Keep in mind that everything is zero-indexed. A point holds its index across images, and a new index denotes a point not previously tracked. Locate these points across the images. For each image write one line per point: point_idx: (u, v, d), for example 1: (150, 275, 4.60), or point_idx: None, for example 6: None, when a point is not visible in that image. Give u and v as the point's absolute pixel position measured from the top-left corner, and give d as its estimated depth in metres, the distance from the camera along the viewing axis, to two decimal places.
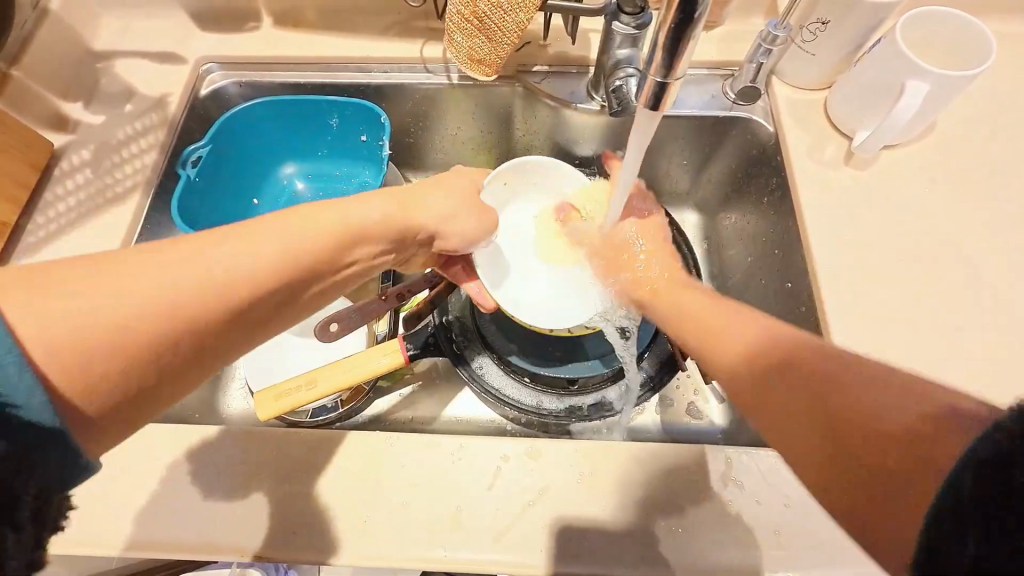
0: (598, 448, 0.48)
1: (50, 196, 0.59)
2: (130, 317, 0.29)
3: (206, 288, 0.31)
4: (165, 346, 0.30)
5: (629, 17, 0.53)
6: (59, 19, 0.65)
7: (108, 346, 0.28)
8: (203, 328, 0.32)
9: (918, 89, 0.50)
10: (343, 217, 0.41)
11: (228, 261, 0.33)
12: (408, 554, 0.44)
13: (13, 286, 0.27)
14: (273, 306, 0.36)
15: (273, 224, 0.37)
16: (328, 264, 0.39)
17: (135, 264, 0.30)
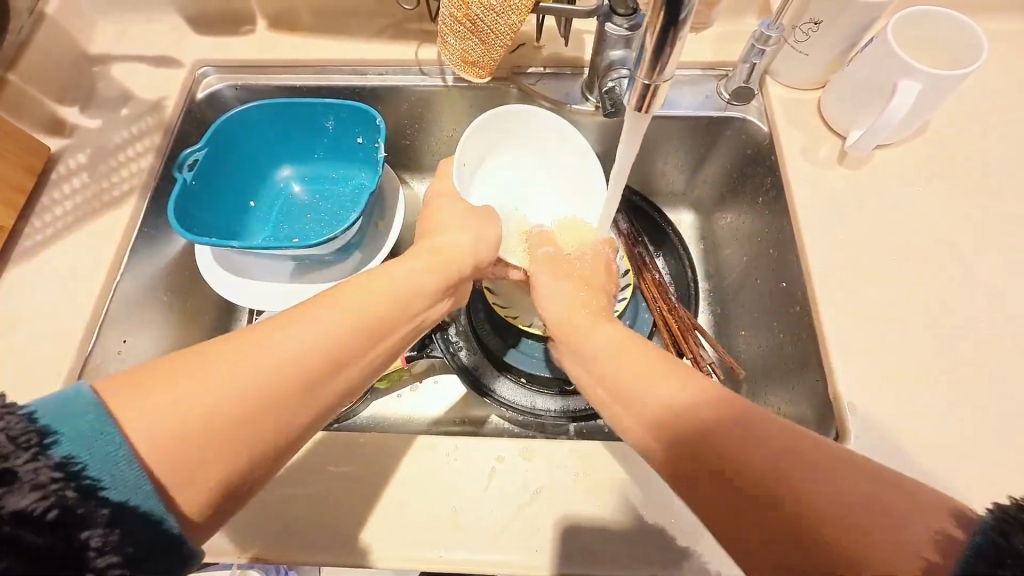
0: (593, 448, 0.48)
1: (47, 201, 0.59)
2: (224, 406, 0.31)
3: (278, 370, 0.33)
4: (253, 433, 0.32)
5: (622, 18, 0.53)
6: (56, 23, 0.65)
7: (209, 438, 0.30)
8: (283, 409, 0.33)
9: (910, 89, 0.50)
10: (392, 282, 0.42)
11: (299, 339, 0.35)
12: (406, 554, 0.44)
13: (119, 392, 0.30)
14: (343, 375, 0.37)
15: (334, 300, 0.38)
16: (388, 327, 0.40)
17: (223, 355, 0.32)
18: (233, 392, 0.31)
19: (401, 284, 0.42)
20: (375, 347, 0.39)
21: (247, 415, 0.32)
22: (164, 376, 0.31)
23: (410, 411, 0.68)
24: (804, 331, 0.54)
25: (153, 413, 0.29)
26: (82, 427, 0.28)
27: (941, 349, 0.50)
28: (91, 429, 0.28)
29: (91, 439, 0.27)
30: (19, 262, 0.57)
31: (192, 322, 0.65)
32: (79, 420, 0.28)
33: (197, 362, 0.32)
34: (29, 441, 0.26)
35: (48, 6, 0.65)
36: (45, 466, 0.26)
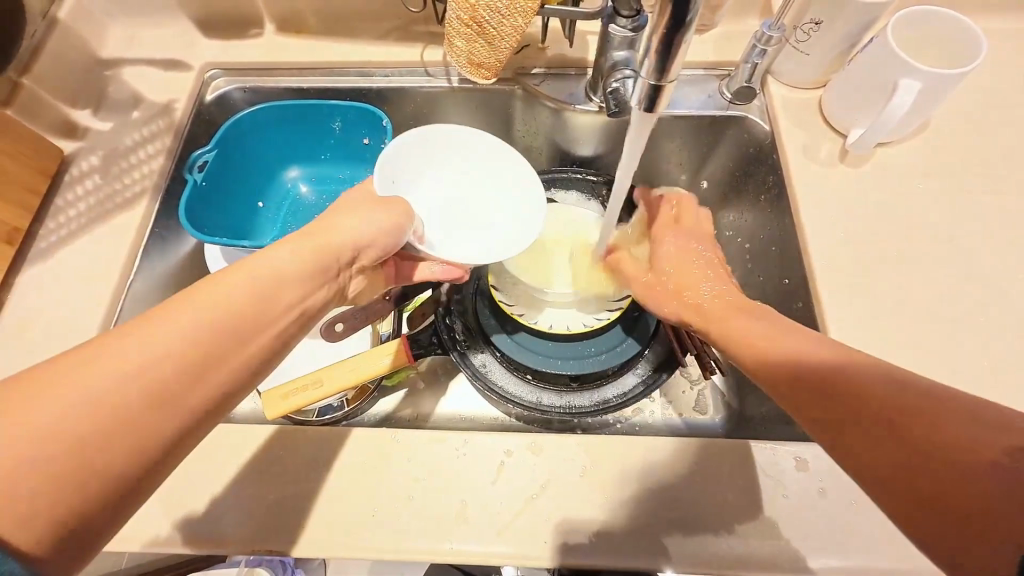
0: (600, 442, 0.49)
1: (60, 202, 0.60)
2: (53, 431, 0.26)
3: (122, 379, 0.29)
4: (99, 458, 0.28)
5: (626, 19, 0.54)
6: (67, 27, 0.66)
7: (33, 471, 0.26)
8: (137, 425, 0.29)
9: (911, 87, 0.51)
10: (262, 269, 0.37)
11: (149, 345, 0.30)
12: (416, 545, 0.45)
13: None
14: (210, 375, 0.32)
15: (187, 297, 0.33)
16: (262, 318, 0.35)
17: (53, 376, 0.28)
18: (61, 415, 0.27)
19: (270, 271, 0.37)
20: (248, 342, 0.34)
21: (84, 440, 0.27)
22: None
23: (415, 409, 0.69)
24: (806, 327, 0.55)
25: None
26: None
27: (941, 345, 0.51)
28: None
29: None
30: (34, 262, 0.58)
31: None
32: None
33: (16, 389, 0.27)
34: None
35: (61, 12, 0.65)
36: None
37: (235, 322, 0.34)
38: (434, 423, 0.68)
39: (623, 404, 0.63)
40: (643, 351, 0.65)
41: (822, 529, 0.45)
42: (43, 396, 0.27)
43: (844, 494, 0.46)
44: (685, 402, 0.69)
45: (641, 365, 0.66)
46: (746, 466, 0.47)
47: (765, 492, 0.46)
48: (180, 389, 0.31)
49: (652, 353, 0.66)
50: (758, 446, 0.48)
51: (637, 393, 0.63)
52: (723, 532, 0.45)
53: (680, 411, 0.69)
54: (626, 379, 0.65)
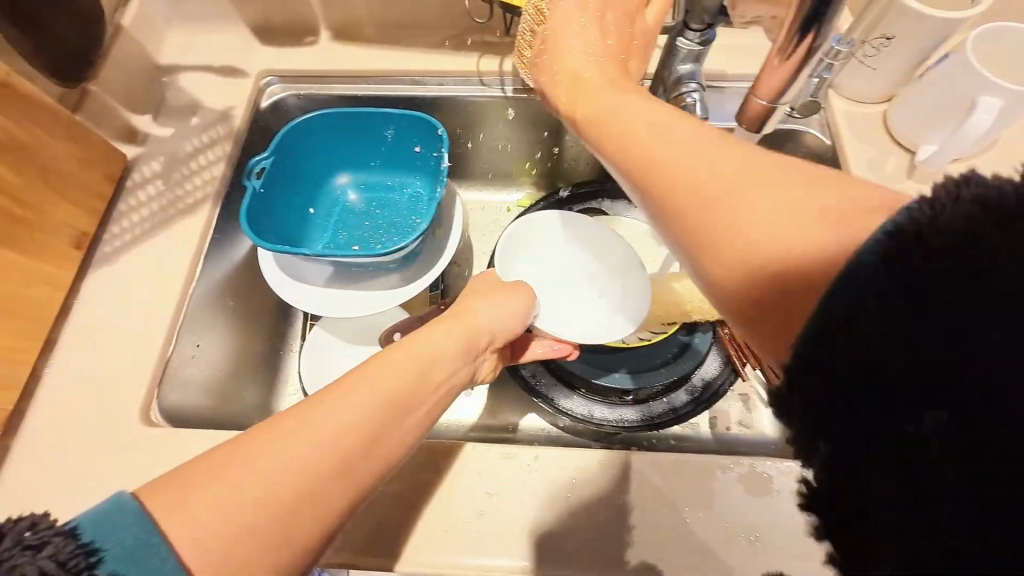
0: (672, 462, 0.48)
1: (124, 207, 0.61)
2: (264, 498, 0.31)
3: (318, 454, 0.33)
4: (289, 527, 0.31)
5: (695, 33, 0.53)
6: (130, 35, 0.67)
7: (247, 534, 0.30)
8: (313, 498, 0.33)
9: (992, 104, 0.50)
10: (422, 347, 0.44)
11: (335, 422, 0.35)
12: (490, 561, 0.45)
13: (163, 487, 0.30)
14: (370, 451, 0.36)
15: (363, 372, 0.39)
16: (420, 396, 0.40)
17: (259, 445, 0.32)
18: (269, 483, 0.31)
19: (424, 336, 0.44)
20: (409, 415, 0.39)
21: (277, 515, 0.31)
22: (195, 479, 0.31)
23: (461, 418, 0.69)
24: None
25: (198, 504, 0.30)
26: (123, 527, 0.28)
27: None
28: (137, 541, 0.28)
29: (136, 554, 0.27)
30: (99, 268, 0.58)
31: (257, 327, 0.66)
32: (123, 533, 0.28)
33: (236, 453, 0.32)
34: (76, 565, 0.26)
35: (125, 19, 0.67)
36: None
37: (400, 394, 0.39)
38: (484, 433, 0.68)
39: (676, 419, 0.62)
40: (695, 367, 0.65)
41: None
42: (247, 470, 0.31)
43: None
44: (736, 416, 0.68)
45: (693, 382, 0.65)
46: None
47: None
48: (352, 463, 0.35)
49: (705, 368, 0.65)
50: None
51: (688, 409, 0.63)
52: (802, 557, 0.44)
53: (728, 424, 0.68)
54: (676, 395, 0.64)
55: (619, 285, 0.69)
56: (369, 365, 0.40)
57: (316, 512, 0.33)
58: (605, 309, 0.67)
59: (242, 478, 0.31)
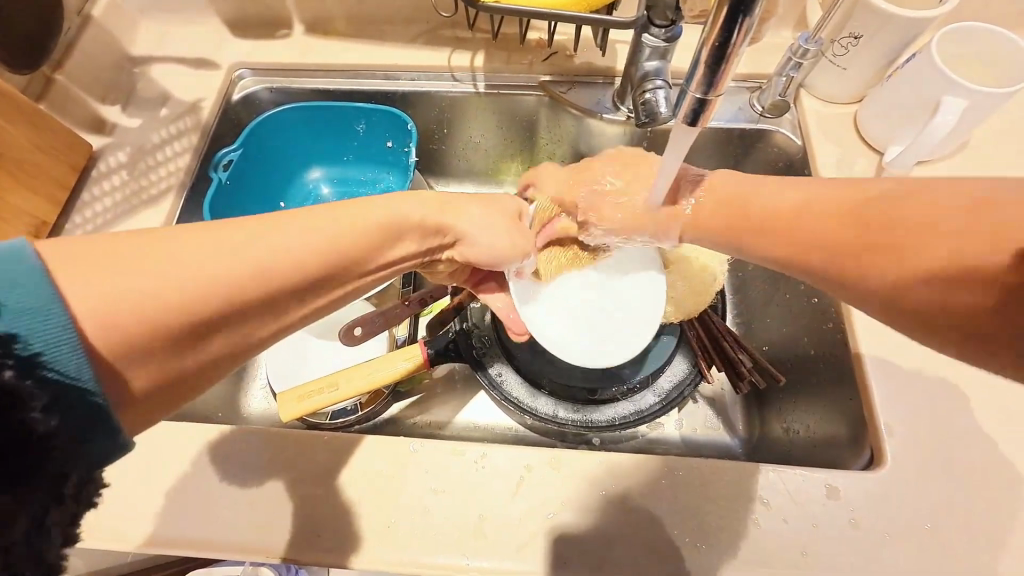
0: (624, 461, 0.48)
1: (87, 196, 0.61)
2: (178, 299, 0.28)
3: (250, 273, 0.31)
4: (186, 377, 0.31)
5: (660, 30, 0.53)
6: (100, 25, 0.67)
7: (151, 339, 0.28)
8: (219, 357, 0.32)
9: (954, 105, 0.50)
10: (386, 211, 0.41)
11: (276, 246, 0.32)
12: (434, 560, 0.44)
13: (64, 263, 0.26)
14: (303, 289, 0.34)
15: (322, 212, 0.36)
16: (367, 256, 0.39)
17: (191, 243, 0.30)
18: (185, 290, 0.28)
19: (393, 218, 0.41)
20: (356, 269, 0.38)
21: (202, 316, 0.29)
22: (111, 260, 0.27)
23: (429, 416, 0.68)
24: (837, 349, 0.55)
25: (101, 292, 0.26)
26: (18, 278, 0.24)
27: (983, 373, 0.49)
28: (36, 299, 0.24)
29: (35, 316, 0.24)
30: None
31: None
32: (21, 289, 0.24)
33: (154, 247, 0.29)
34: None
35: (95, 9, 0.66)
36: None
37: (352, 246, 0.37)
38: (449, 431, 0.67)
39: (640, 420, 0.61)
40: (663, 368, 0.63)
41: (854, 561, 0.43)
42: (183, 256, 0.29)
43: (881, 527, 0.44)
44: (706, 419, 0.67)
45: (660, 384, 0.63)
46: (775, 491, 0.46)
47: (792, 519, 0.45)
48: (280, 295, 0.33)
49: (673, 369, 0.64)
50: (787, 471, 0.47)
51: (653, 410, 0.62)
52: (749, 561, 0.43)
53: (695, 427, 0.66)
54: (643, 397, 0.63)
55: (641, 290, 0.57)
56: (330, 209, 0.37)
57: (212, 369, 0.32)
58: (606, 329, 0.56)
59: (174, 264, 0.28)
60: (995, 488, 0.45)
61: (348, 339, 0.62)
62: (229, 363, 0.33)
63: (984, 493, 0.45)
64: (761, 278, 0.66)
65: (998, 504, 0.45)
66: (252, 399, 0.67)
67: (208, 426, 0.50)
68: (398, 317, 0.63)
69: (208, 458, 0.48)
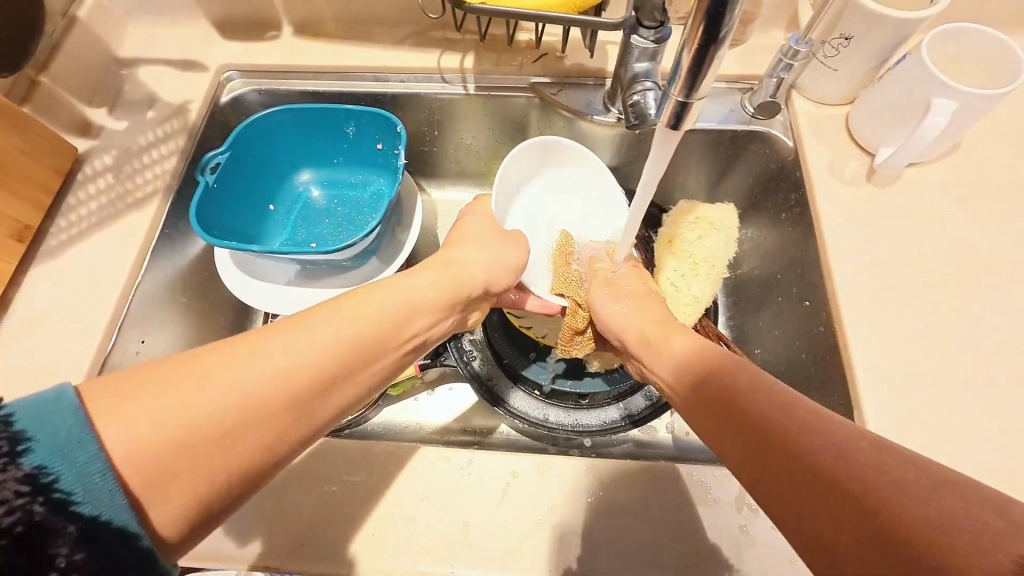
0: (611, 467, 0.47)
1: (72, 201, 0.60)
2: (198, 416, 0.29)
3: (269, 378, 0.32)
4: (218, 495, 0.30)
5: (648, 30, 0.52)
6: (86, 26, 0.66)
7: (176, 460, 0.28)
8: (252, 469, 0.32)
9: (945, 107, 0.49)
10: (403, 292, 0.43)
11: (291, 350, 0.34)
12: (420, 568, 0.43)
13: (98, 393, 0.28)
14: (326, 383, 0.35)
15: (335, 309, 0.38)
16: (388, 343, 0.40)
17: (216, 360, 0.32)
18: (209, 406, 0.30)
19: (410, 295, 0.43)
20: (378, 358, 0.39)
21: (226, 428, 0.30)
22: (140, 388, 0.29)
23: (421, 420, 0.68)
24: (829, 353, 0.53)
25: (128, 420, 0.28)
26: (56, 417, 0.26)
27: (974, 376, 0.48)
28: (69, 436, 0.26)
29: (68, 447, 0.26)
30: (43, 261, 0.57)
31: (209, 323, 0.65)
32: (53, 425, 0.26)
33: (181, 369, 0.31)
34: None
35: (81, 11, 0.66)
36: (11, 479, 0.24)
37: (368, 335, 0.38)
38: (440, 434, 0.67)
39: (632, 425, 0.61)
40: None
41: None
42: (207, 376, 0.31)
43: None
44: None
45: (653, 387, 0.63)
46: None
47: None
48: (302, 395, 0.33)
49: None
50: None
51: (645, 414, 0.61)
52: (739, 568, 0.43)
53: (687, 430, 0.66)
54: (634, 401, 0.62)
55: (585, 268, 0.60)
56: (343, 302, 0.39)
57: (245, 484, 0.32)
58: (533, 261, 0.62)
59: (198, 386, 0.30)
60: None
61: None
62: (266, 475, 0.33)
63: None
64: (757, 279, 0.65)
65: None
66: None
67: None
68: None
69: None
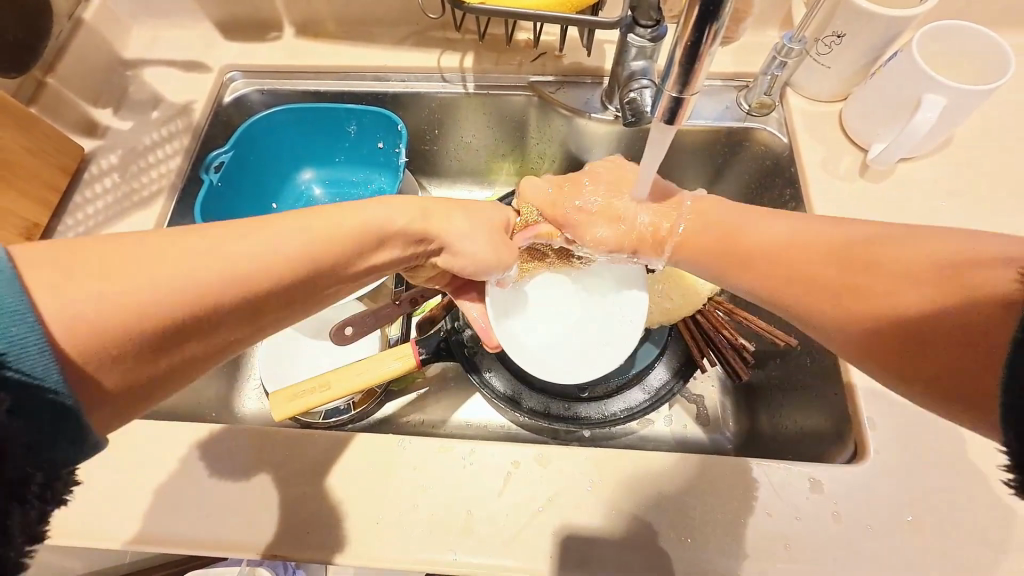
0: (609, 457, 0.48)
1: (79, 200, 0.61)
2: (147, 300, 0.28)
3: (227, 274, 0.32)
4: (157, 376, 0.31)
5: (645, 29, 0.53)
6: (92, 28, 0.68)
7: (121, 340, 0.28)
8: (195, 357, 0.32)
9: (935, 103, 0.50)
10: (377, 215, 0.42)
11: (252, 248, 0.33)
12: (421, 555, 0.45)
13: (36, 263, 0.27)
14: (283, 286, 0.35)
15: (295, 219, 0.37)
16: (353, 257, 0.40)
17: (170, 246, 0.30)
18: (159, 292, 0.29)
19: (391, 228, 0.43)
20: (339, 272, 0.39)
21: (177, 314, 0.30)
22: (86, 267, 0.28)
23: (422, 415, 0.69)
24: None
25: (70, 294, 0.27)
26: None
27: None
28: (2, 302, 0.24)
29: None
30: None
31: None
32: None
33: (131, 252, 0.29)
34: None
35: (86, 13, 0.67)
36: None
37: (334, 248, 0.38)
38: (441, 429, 0.68)
39: (630, 417, 0.62)
40: (653, 363, 0.64)
41: (834, 553, 0.44)
42: (155, 262, 0.29)
43: (863, 518, 0.45)
44: (695, 415, 0.67)
45: (650, 380, 0.64)
46: (757, 485, 0.46)
47: (776, 512, 0.45)
48: (256, 296, 0.33)
49: (663, 364, 0.64)
50: (771, 465, 0.47)
51: (643, 407, 0.62)
52: (733, 555, 0.44)
53: (684, 423, 0.67)
54: (632, 394, 0.63)
55: (614, 318, 0.56)
56: (314, 213, 0.38)
57: (185, 369, 0.32)
58: (557, 343, 0.57)
59: (150, 270, 0.29)
60: (976, 481, 0.46)
61: (338, 337, 0.62)
62: (204, 363, 0.33)
63: (966, 485, 0.46)
64: None
65: (979, 496, 0.45)
66: (246, 398, 0.67)
67: (201, 425, 0.50)
68: (389, 316, 0.64)
69: (199, 457, 0.49)
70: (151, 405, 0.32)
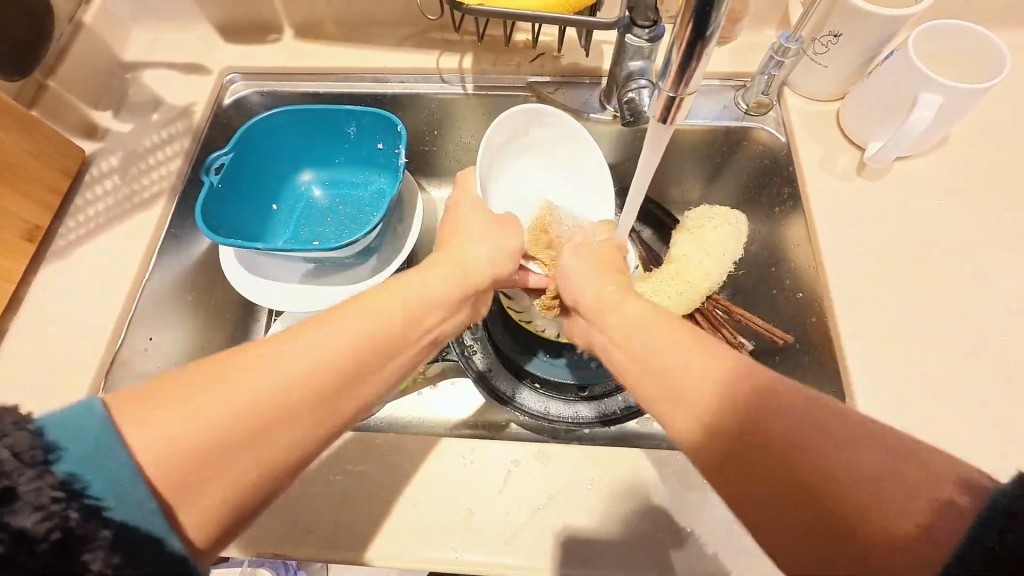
0: (609, 456, 0.48)
1: (79, 202, 0.62)
2: (221, 426, 0.30)
3: (287, 386, 0.32)
4: (244, 496, 0.31)
5: (642, 29, 0.53)
6: (93, 31, 0.68)
7: (203, 466, 0.29)
8: (277, 471, 0.32)
9: (930, 101, 0.51)
10: (419, 286, 0.42)
11: (307, 355, 0.34)
12: (422, 554, 0.45)
13: (129, 403, 0.30)
14: (341, 384, 0.35)
15: (344, 312, 0.37)
16: (403, 340, 0.39)
17: (235, 366, 0.32)
18: (229, 415, 0.30)
19: (424, 289, 0.42)
20: (394, 357, 0.38)
21: (246, 432, 0.31)
22: (167, 399, 0.30)
23: (422, 414, 0.68)
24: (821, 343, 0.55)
25: (156, 429, 0.29)
26: (88, 431, 0.27)
27: (961, 363, 0.50)
28: (97, 445, 0.27)
29: (94, 455, 0.27)
30: (52, 262, 0.59)
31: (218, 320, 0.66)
32: (85, 435, 0.27)
33: (203, 379, 0.31)
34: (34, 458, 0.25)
35: (87, 16, 0.67)
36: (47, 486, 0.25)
37: (384, 334, 0.37)
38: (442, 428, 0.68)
39: (630, 416, 0.62)
40: None
41: None
42: (224, 385, 0.31)
43: None
44: None
45: None
46: None
47: None
48: (320, 400, 0.33)
49: None
50: None
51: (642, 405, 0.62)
52: (733, 552, 0.44)
53: None
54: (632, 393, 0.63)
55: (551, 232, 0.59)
56: (361, 302, 0.38)
57: (270, 484, 0.32)
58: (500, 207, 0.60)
59: (220, 396, 0.31)
60: None
61: None
62: (291, 475, 0.34)
63: None
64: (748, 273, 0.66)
65: None
66: None
67: None
68: None
69: None
70: (248, 523, 0.33)
